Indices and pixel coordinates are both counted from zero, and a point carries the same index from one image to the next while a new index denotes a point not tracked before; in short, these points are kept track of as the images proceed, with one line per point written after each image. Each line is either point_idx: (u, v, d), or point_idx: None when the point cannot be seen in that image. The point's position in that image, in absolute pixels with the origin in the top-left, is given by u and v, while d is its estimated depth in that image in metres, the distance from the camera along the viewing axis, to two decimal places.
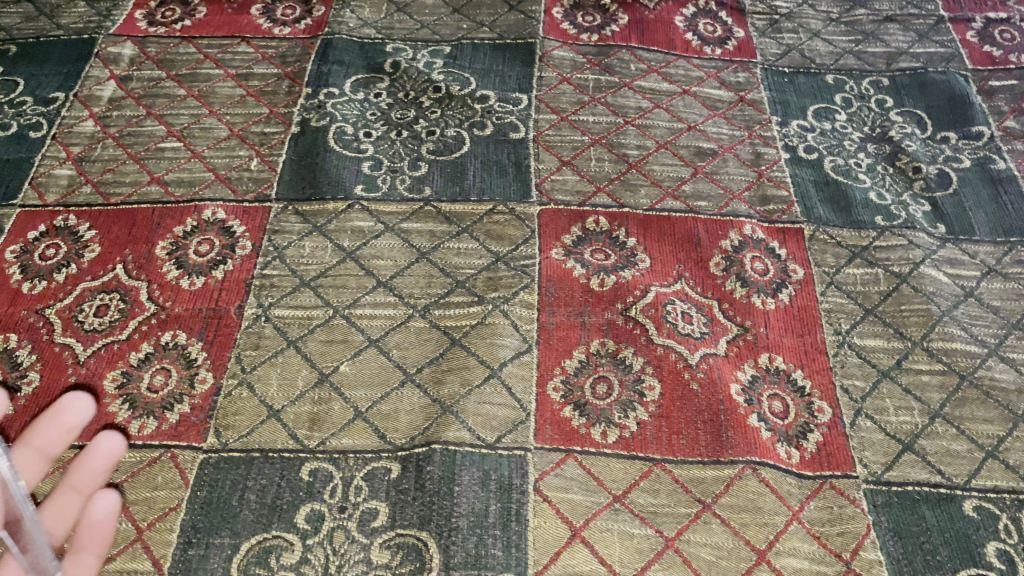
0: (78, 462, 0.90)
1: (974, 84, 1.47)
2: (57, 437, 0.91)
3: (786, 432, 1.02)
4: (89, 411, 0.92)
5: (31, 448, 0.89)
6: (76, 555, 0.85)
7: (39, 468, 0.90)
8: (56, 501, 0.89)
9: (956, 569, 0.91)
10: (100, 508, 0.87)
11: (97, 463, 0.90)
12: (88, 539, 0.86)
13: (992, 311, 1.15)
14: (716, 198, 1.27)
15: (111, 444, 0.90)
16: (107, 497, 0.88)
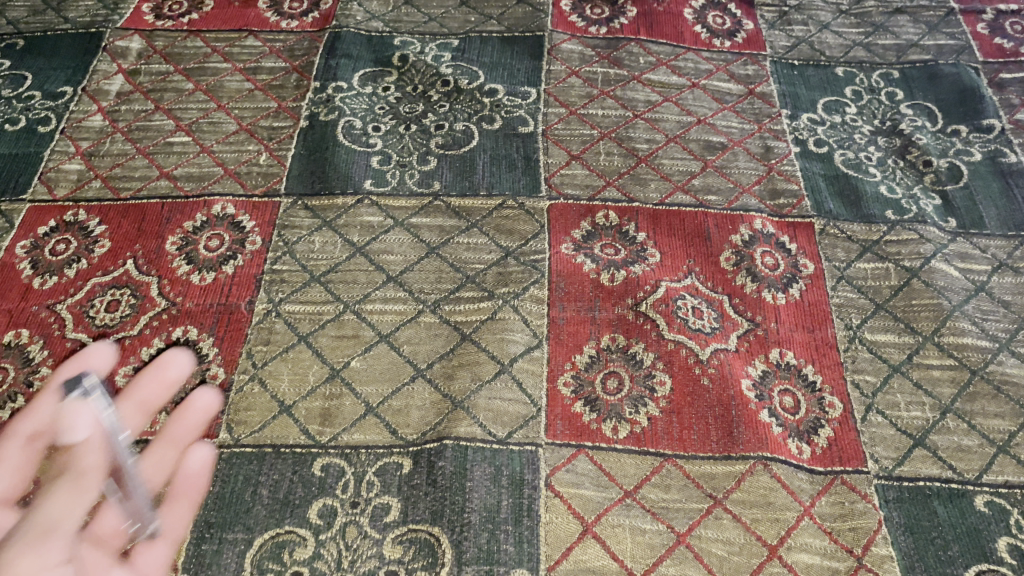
0: (179, 412, 0.86)
1: (985, 76, 1.46)
2: (158, 391, 0.82)
3: (797, 427, 1.02)
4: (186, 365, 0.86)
5: (134, 399, 0.80)
6: (174, 506, 0.82)
7: (137, 422, 0.80)
8: (155, 453, 0.82)
9: (968, 564, 0.91)
10: (196, 463, 0.85)
11: (194, 416, 0.87)
12: (185, 491, 0.83)
13: (1003, 305, 1.14)
14: (726, 192, 1.26)
15: (209, 400, 0.89)
16: (204, 452, 0.86)
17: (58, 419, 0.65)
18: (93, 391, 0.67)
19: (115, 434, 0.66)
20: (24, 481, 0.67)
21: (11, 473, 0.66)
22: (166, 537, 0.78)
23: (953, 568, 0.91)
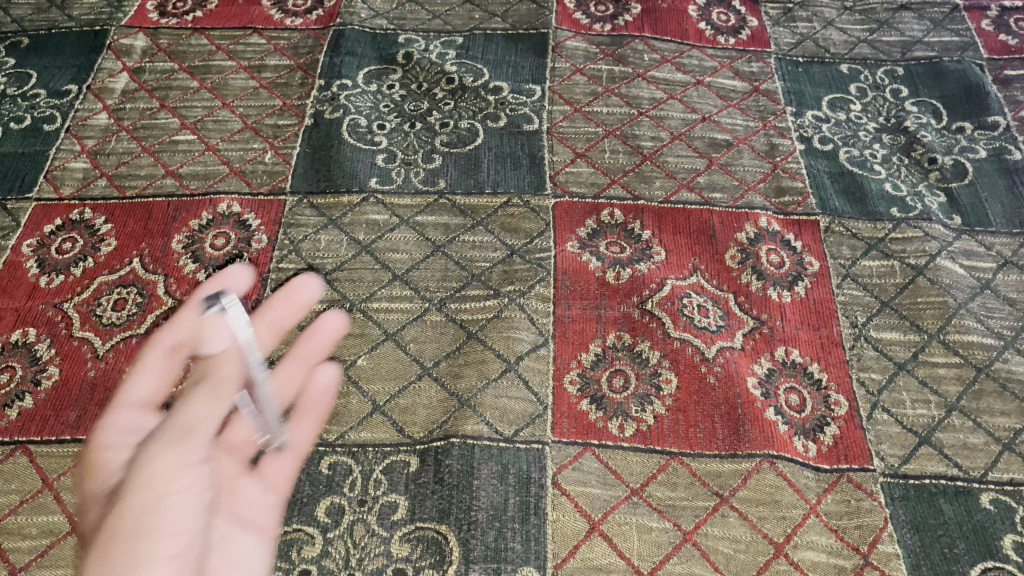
0: (308, 336, 1.05)
1: (989, 72, 1.46)
2: (292, 312, 1.05)
3: (803, 425, 1.02)
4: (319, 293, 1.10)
5: (266, 321, 1.01)
6: (300, 421, 0.97)
7: (270, 340, 1.01)
8: (286, 368, 1.01)
9: (974, 562, 0.91)
10: (322, 380, 1.02)
11: (325, 337, 1.06)
12: (311, 408, 0.99)
13: (1009, 303, 1.14)
14: (731, 190, 1.26)
15: (339, 321, 1.08)
16: (331, 370, 1.03)
17: (201, 331, 0.88)
18: (227, 308, 0.88)
19: (247, 348, 0.87)
20: (168, 383, 0.91)
21: (156, 379, 0.89)
22: (291, 450, 0.94)
23: (959, 565, 0.91)
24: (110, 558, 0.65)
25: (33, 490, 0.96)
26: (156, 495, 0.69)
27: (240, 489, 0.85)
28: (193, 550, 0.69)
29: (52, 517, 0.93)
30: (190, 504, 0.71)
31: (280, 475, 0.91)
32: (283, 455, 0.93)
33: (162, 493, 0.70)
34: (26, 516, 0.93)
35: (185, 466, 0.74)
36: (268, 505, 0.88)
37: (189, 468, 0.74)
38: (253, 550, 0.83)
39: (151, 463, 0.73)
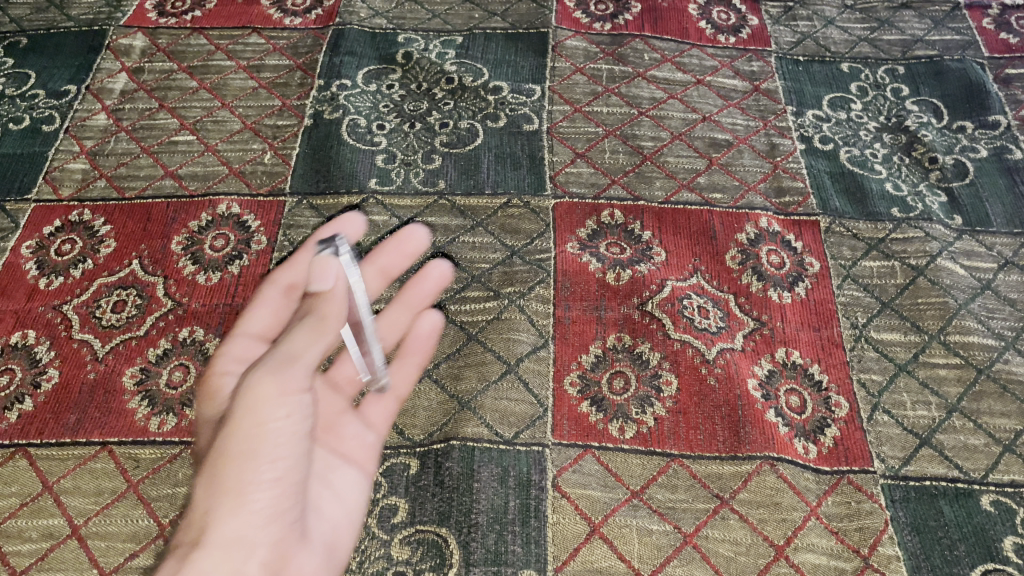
0: (415, 281, 1.05)
1: (991, 71, 1.45)
2: (397, 259, 1.06)
3: (803, 427, 1.02)
4: (425, 240, 1.07)
5: (375, 266, 1.04)
6: (402, 363, 0.99)
7: (378, 284, 1.05)
8: (392, 314, 1.04)
9: (974, 564, 0.91)
10: (425, 326, 1.03)
11: (429, 283, 1.06)
12: (415, 351, 1.01)
13: (1009, 303, 1.14)
14: (731, 190, 1.26)
15: (442, 270, 1.06)
16: (432, 317, 1.03)
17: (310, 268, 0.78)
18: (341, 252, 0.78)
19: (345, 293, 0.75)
20: None
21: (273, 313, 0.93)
22: (394, 392, 0.96)
23: (959, 568, 0.91)
24: (220, 482, 0.65)
25: (33, 493, 0.96)
26: (264, 425, 0.67)
27: (342, 428, 0.86)
28: (286, 494, 0.68)
29: (53, 521, 0.93)
30: (297, 432, 0.69)
31: (382, 417, 0.94)
32: (385, 399, 0.95)
33: (271, 421, 0.67)
34: (27, 520, 0.93)
35: (290, 394, 0.69)
36: (370, 448, 0.88)
37: (297, 396, 0.69)
38: (355, 489, 0.84)
39: (258, 387, 0.68)
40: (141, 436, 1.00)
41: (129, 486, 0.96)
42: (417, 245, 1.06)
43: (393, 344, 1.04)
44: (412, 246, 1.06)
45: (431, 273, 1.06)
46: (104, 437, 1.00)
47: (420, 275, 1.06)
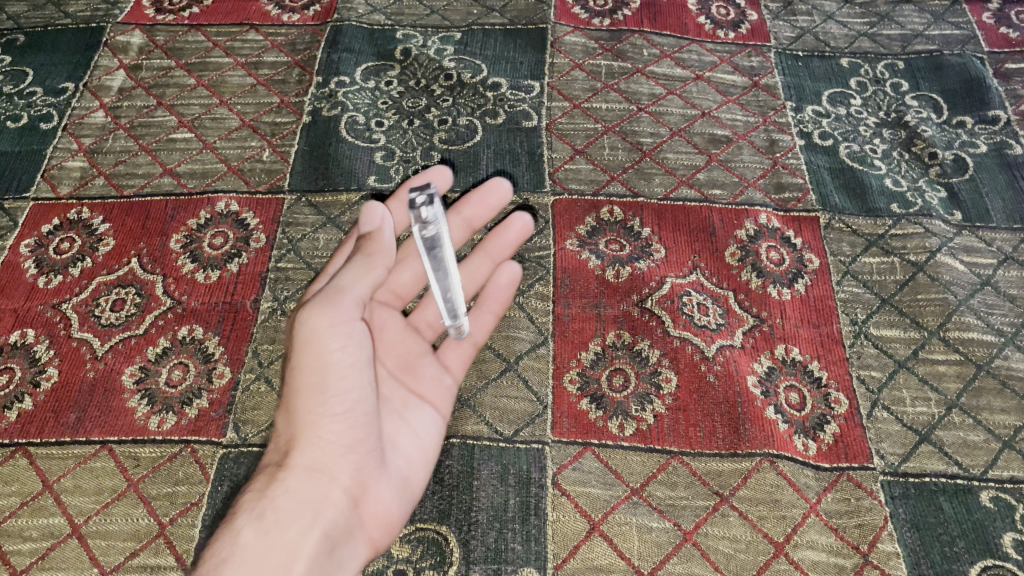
0: (498, 232, 1.07)
1: (990, 66, 1.45)
2: (481, 211, 1.09)
3: (802, 424, 1.02)
4: (508, 192, 1.08)
5: (459, 216, 1.08)
6: (478, 312, 1.03)
7: (462, 236, 1.09)
8: (473, 263, 1.07)
9: (973, 561, 0.91)
10: (502, 277, 1.04)
11: (511, 235, 1.07)
12: (492, 301, 1.04)
13: (1009, 299, 1.14)
14: (731, 186, 1.26)
15: (522, 223, 1.07)
16: (509, 269, 1.04)
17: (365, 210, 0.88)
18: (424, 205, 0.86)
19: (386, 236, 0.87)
20: None
21: None
22: (469, 337, 1.02)
23: (959, 564, 0.91)
24: (295, 412, 0.82)
25: (33, 492, 0.96)
26: (320, 359, 0.81)
27: (421, 367, 0.97)
28: (349, 420, 0.82)
29: (53, 520, 0.93)
30: (352, 360, 0.82)
31: (459, 361, 1.01)
32: (461, 344, 1.02)
33: (327, 352, 0.81)
34: (27, 519, 0.93)
35: (340, 326, 0.82)
36: (444, 387, 0.98)
37: (349, 327, 0.83)
38: (432, 425, 0.95)
39: (311, 322, 0.82)
40: (141, 435, 1.00)
41: (129, 484, 0.96)
42: (500, 197, 1.08)
43: (476, 292, 1.08)
44: (497, 198, 1.09)
45: (513, 227, 1.07)
46: (103, 436, 1.00)
47: (502, 228, 1.07)
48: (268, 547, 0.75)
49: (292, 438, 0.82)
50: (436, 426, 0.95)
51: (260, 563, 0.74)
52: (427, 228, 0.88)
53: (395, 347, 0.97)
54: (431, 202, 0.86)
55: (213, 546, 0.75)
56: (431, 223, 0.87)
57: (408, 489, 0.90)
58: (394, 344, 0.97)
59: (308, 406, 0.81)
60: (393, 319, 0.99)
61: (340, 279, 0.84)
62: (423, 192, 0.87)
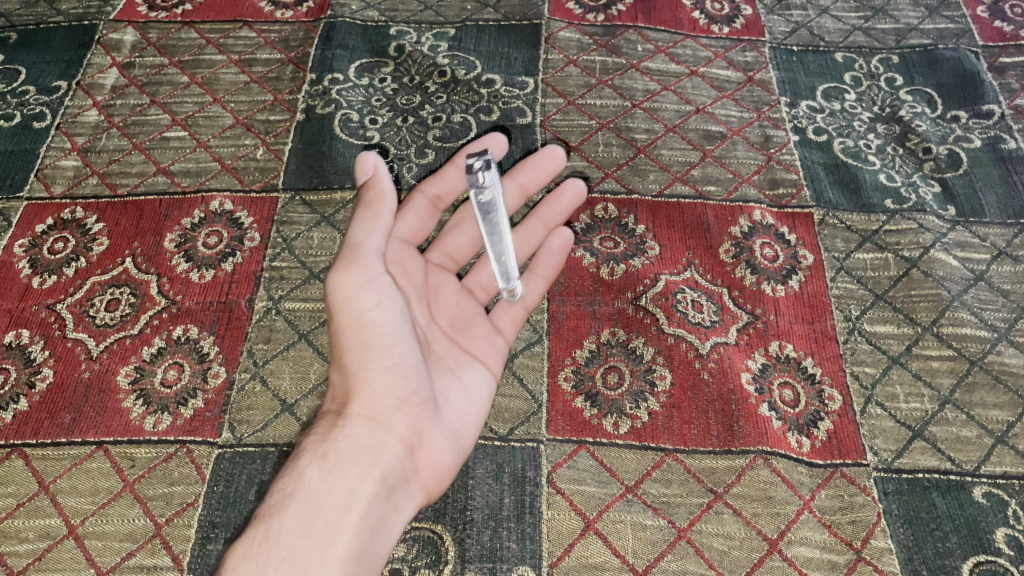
0: (551, 198, 1.09)
1: (985, 60, 1.45)
2: (536, 177, 1.10)
3: (796, 421, 1.02)
4: (562, 159, 1.10)
5: (515, 182, 1.09)
6: (530, 276, 1.05)
7: (517, 201, 1.10)
8: (527, 228, 1.09)
9: (966, 556, 0.92)
10: (555, 242, 1.06)
11: (565, 201, 1.09)
12: (544, 265, 1.05)
13: (1002, 294, 1.15)
14: (725, 183, 1.26)
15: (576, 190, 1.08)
16: (562, 235, 1.06)
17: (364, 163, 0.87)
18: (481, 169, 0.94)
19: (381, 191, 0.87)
20: (425, 224, 1.05)
21: (419, 217, 1.03)
22: (522, 301, 1.03)
23: (951, 559, 0.92)
24: (346, 366, 0.87)
25: (29, 493, 0.96)
26: (359, 318, 0.85)
27: (474, 328, 0.99)
28: (395, 374, 0.85)
29: (49, 520, 0.94)
30: (389, 315, 0.85)
31: (510, 323, 1.03)
32: (514, 307, 1.03)
33: (365, 311, 0.85)
34: (23, 520, 0.94)
35: (371, 283, 0.85)
36: (497, 347, 1.00)
37: (381, 284, 0.86)
38: (484, 383, 0.96)
39: (341, 285, 0.85)
40: (136, 435, 1.00)
41: (124, 485, 0.96)
42: (555, 164, 1.10)
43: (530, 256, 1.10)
44: (551, 164, 1.10)
45: (567, 195, 1.09)
46: (99, 437, 1.00)
47: (556, 195, 1.09)
48: (330, 487, 0.81)
49: (347, 391, 0.87)
50: (488, 383, 0.97)
51: (321, 501, 0.80)
52: (483, 193, 0.94)
53: (449, 308, 0.99)
54: (488, 167, 0.94)
55: (281, 485, 0.82)
56: (488, 187, 0.94)
57: (460, 440, 0.92)
58: (449, 306, 0.99)
59: (356, 362, 0.86)
60: (448, 282, 1.01)
61: (354, 235, 0.87)
62: (480, 156, 0.94)
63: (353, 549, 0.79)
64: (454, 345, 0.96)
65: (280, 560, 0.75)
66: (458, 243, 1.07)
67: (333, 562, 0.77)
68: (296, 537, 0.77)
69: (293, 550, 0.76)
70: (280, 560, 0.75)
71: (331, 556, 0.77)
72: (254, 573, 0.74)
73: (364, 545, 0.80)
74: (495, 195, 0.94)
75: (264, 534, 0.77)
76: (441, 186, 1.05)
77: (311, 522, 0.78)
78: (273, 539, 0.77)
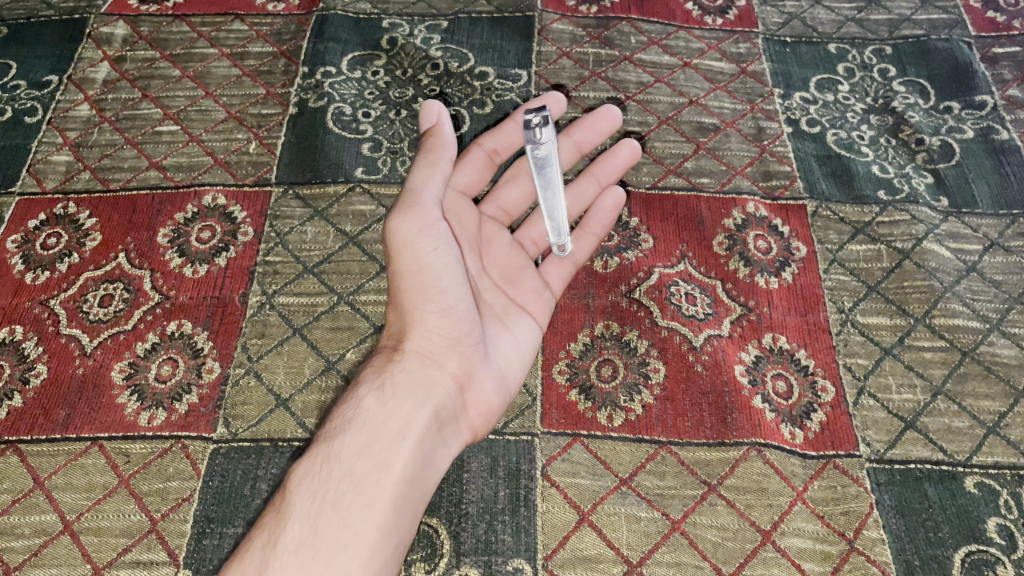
0: (605, 156, 1.13)
1: (977, 51, 1.45)
2: (592, 136, 1.14)
3: (789, 412, 1.03)
4: (617, 119, 1.13)
5: (571, 139, 1.13)
6: (581, 233, 1.10)
7: (571, 158, 1.15)
8: (580, 185, 1.14)
9: (957, 546, 0.93)
10: (607, 202, 1.10)
11: (619, 160, 1.13)
12: (595, 223, 1.10)
13: (994, 285, 1.15)
14: (718, 175, 1.26)
15: (630, 149, 1.12)
16: (614, 195, 1.10)
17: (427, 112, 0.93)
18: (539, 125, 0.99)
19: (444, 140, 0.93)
20: (483, 176, 1.09)
21: (477, 169, 1.08)
22: (571, 257, 1.09)
23: (943, 549, 0.93)
24: (404, 305, 0.91)
25: (24, 490, 0.96)
26: (419, 258, 0.90)
27: (523, 279, 1.03)
28: (449, 314, 0.89)
29: (44, 517, 0.94)
30: (445, 259, 0.90)
31: (559, 278, 1.08)
32: (563, 262, 1.09)
33: (423, 254, 0.90)
34: (19, 516, 0.94)
35: (428, 228, 0.90)
36: (545, 298, 1.04)
37: (438, 230, 0.91)
38: (532, 334, 1.00)
39: (400, 230, 0.90)
40: (131, 431, 1.00)
41: (120, 481, 0.96)
42: (610, 123, 1.13)
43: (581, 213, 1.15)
44: (607, 123, 1.14)
45: (621, 152, 1.12)
46: (94, 433, 1.00)
47: (611, 152, 1.13)
48: (387, 415, 0.84)
49: (405, 329, 0.91)
50: (534, 332, 1.01)
51: (378, 427, 0.83)
52: (540, 148, 1.00)
53: (500, 260, 1.04)
54: (545, 123, 0.99)
55: (341, 413, 0.86)
56: (545, 142, 1.00)
57: (506, 384, 0.96)
58: (501, 258, 1.04)
59: (414, 300, 0.90)
60: (501, 235, 1.07)
61: (414, 181, 0.93)
62: (538, 113, 1.00)
63: (407, 476, 0.82)
64: (503, 294, 1.01)
65: (340, 479, 0.79)
66: (512, 196, 1.12)
67: (388, 485, 0.80)
68: (355, 458, 0.81)
69: (352, 471, 0.80)
70: (340, 480, 0.79)
71: (387, 480, 0.80)
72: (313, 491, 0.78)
73: (417, 474, 0.83)
74: (551, 151, 1.00)
75: (325, 454, 0.82)
76: (498, 140, 1.09)
77: (369, 447, 0.82)
78: (334, 459, 0.81)
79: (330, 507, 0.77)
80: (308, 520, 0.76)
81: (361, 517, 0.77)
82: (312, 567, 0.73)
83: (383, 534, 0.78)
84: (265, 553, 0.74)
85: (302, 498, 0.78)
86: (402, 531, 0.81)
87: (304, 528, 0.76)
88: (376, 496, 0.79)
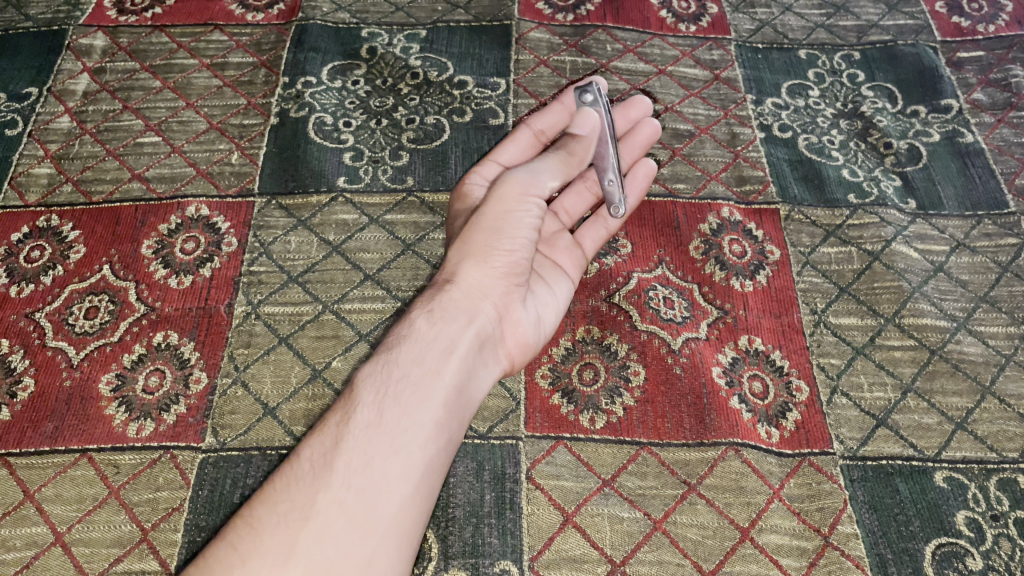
0: (629, 135, 1.20)
1: (942, 56, 1.49)
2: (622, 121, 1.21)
3: (766, 412, 1.06)
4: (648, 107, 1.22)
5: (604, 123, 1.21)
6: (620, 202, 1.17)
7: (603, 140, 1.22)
8: None
9: (927, 538, 0.96)
10: (640, 172, 1.17)
11: (641, 138, 1.20)
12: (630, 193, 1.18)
13: (961, 284, 1.19)
14: (694, 181, 1.29)
15: (650, 127, 1.20)
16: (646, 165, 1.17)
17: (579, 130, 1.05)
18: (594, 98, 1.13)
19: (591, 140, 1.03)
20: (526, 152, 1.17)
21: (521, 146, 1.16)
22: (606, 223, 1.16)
23: (914, 542, 0.96)
24: (471, 239, 0.96)
25: (15, 502, 0.97)
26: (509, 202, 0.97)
27: (557, 239, 1.12)
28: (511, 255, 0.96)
29: (35, 528, 0.95)
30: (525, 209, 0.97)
31: (594, 241, 1.16)
32: (598, 224, 1.16)
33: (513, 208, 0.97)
34: (9, 529, 0.95)
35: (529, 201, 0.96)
36: (576, 256, 1.12)
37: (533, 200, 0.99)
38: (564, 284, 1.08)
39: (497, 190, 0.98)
40: (119, 442, 1.01)
41: (110, 491, 0.97)
42: (641, 109, 1.22)
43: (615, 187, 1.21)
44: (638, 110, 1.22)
45: (643, 132, 1.20)
46: (82, 445, 1.01)
47: (634, 131, 1.20)
48: (436, 333, 0.90)
49: (461, 261, 0.96)
50: (570, 290, 1.09)
51: (431, 341, 0.89)
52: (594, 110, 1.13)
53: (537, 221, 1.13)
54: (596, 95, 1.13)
55: (395, 333, 0.92)
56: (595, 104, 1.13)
57: (542, 324, 1.02)
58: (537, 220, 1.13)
59: (484, 238, 0.96)
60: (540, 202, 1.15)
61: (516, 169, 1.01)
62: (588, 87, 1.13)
63: (457, 385, 0.88)
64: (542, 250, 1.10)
65: (398, 379, 0.85)
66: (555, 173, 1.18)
67: (440, 388, 0.85)
68: (411, 364, 0.86)
69: (410, 372, 0.86)
70: (401, 379, 0.85)
71: (439, 384, 0.86)
72: (378, 391, 0.84)
73: (463, 385, 0.89)
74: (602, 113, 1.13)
75: (384, 361, 0.87)
76: (545, 121, 1.15)
77: (423, 357, 0.87)
78: (392, 365, 0.87)
79: (392, 398, 0.83)
80: (374, 407, 0.83)
81: (418, 409, 0.83)
82: (378, 443, 0.80)
83: (437, 428, 0.83)
84: (340, 429, 0.81)
85: (367, 391, 0.84)
86: (453, 429, 0.86)
87: (370, 414, 0.82)
88: (429, 395, 0.84)
